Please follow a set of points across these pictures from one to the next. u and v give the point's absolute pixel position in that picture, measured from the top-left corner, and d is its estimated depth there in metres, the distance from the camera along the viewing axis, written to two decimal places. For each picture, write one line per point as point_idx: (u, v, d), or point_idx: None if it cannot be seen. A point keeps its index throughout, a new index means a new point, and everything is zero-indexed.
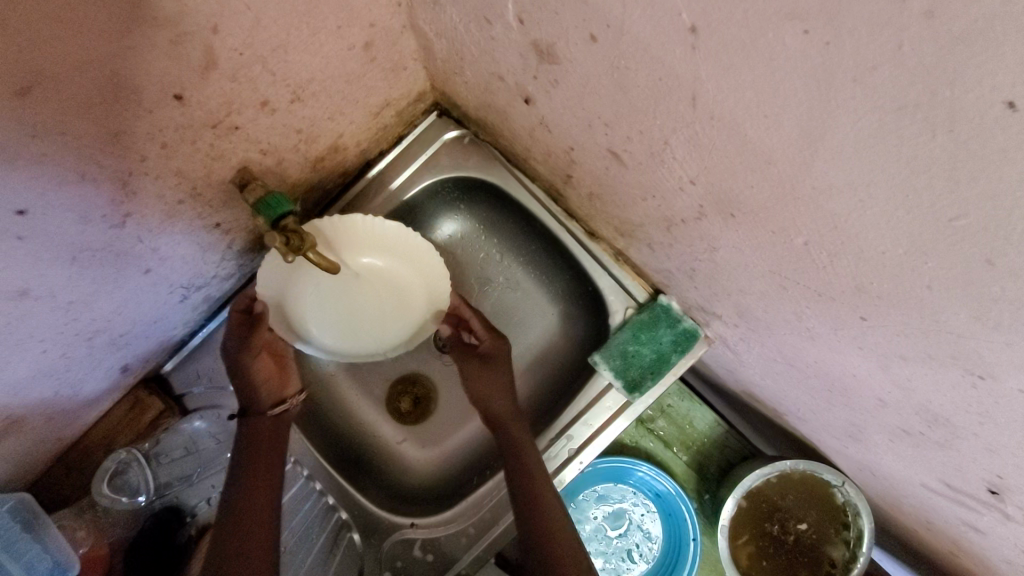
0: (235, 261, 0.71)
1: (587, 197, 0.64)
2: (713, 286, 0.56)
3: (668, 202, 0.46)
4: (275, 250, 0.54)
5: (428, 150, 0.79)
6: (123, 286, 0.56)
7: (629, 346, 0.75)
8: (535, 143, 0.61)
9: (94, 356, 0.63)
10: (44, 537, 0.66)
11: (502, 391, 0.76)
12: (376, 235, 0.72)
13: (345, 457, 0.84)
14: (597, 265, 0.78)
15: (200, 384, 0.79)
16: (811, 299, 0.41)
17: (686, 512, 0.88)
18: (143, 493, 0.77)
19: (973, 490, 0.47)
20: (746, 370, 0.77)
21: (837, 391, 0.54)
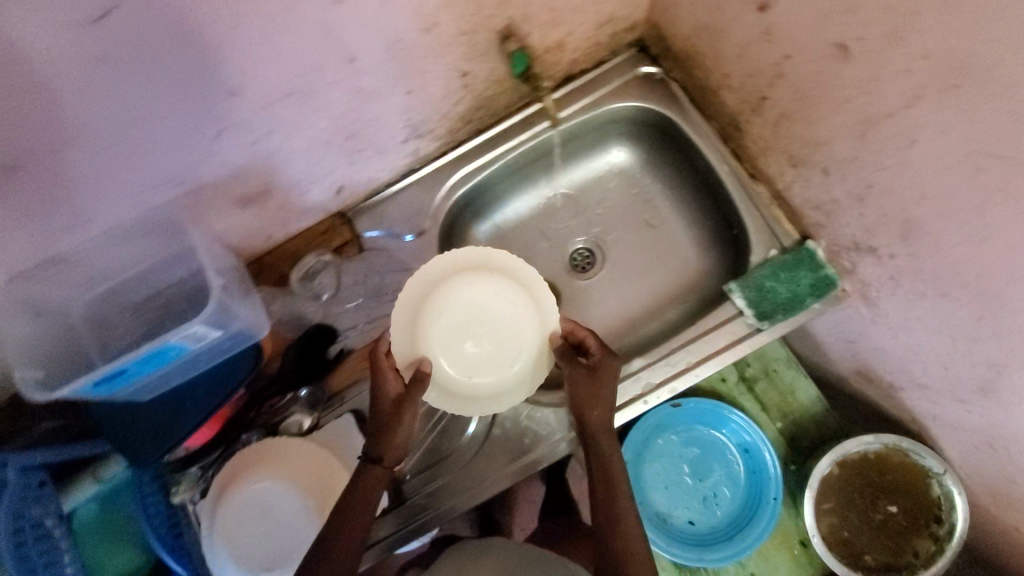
0: (450, 125, 0.84)
1: (774, 122, 0.72)
2: (886, 204, 0.63)
3: (881, 91, 0.55)
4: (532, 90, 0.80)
5: (623, 79, 0.90)
6: (389, 96, 0.70)
7: (768, 281, 0.80)
8: (742, 62, 0.71)
9: (335, 160, 0.76)
10: (247, 307, 0.75)
11: (601, 403, 0.73)
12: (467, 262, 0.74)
13: None
14: (750, 207, 0.84)
15: (381, 228, 0.91)
16: (1008, 173, 0.47)
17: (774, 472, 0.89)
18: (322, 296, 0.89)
19: None
20: (876, 332, 0.80)
21: (991, 316, 0.58)
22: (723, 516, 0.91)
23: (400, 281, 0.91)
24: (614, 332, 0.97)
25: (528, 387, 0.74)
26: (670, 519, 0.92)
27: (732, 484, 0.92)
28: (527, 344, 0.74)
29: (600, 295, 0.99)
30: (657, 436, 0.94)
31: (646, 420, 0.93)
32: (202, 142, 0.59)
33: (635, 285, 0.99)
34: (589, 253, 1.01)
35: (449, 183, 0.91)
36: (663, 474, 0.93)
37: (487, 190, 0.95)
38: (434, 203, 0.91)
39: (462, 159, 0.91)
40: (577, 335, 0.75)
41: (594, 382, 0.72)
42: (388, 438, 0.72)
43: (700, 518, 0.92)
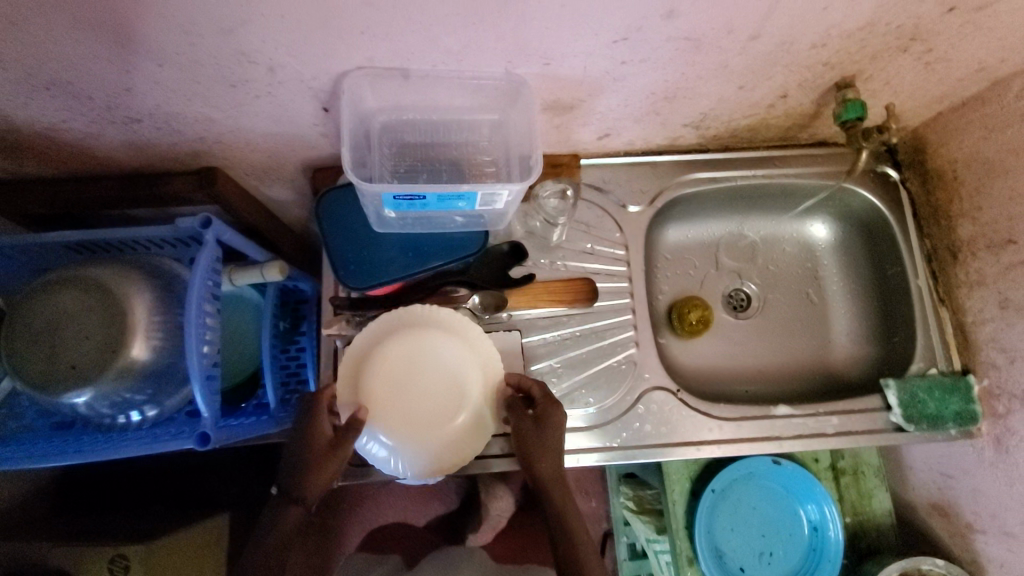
0: (721, 130, 0.90)
1: (1009, 262, 0.81)
2: None
3: None
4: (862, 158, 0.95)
5: (866, 168, 0.97)
6: (727, 83, 0.75)
7: (921, 393, 0.88)
8: (1011, 201, 0.80)
9: (634, 111, 0.81)
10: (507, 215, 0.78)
11: (549, 451, 0.75)
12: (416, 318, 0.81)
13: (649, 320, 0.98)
14: (928, 325, 0.92)
15: (603, 188, 0.95)
16: None
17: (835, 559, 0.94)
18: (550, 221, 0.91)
19: None
20: (986, 478, 0.88)
21: None
22: None
23: (602, 238, 0.94)
24: (745, 377, 1.01)
25: (475, 435, 0.78)
26: (723, 557, 0.96)
27: (791, 552, 0.97)
28: (469, 395, 0.79)
29: (744, 342, 1.02)
30: (745, 481, 0.98)
31: (744, 462, 0.98)
32: (592, 27, 0.61)
33: (779, 348, 1.02)
34: (746, 298, 1.05)
35: (679, 179, 0.97)
36: (735, 517, 0.97)
37: (698, 203, 1.00)
38: (657, 190, 0.96)
39: (699, 164, 0.97)
40: (519, 385, 0.80)
41: (539, 431, 0.76)
42: (307, 480, 0.73)
43: (749, 568, 0.96)
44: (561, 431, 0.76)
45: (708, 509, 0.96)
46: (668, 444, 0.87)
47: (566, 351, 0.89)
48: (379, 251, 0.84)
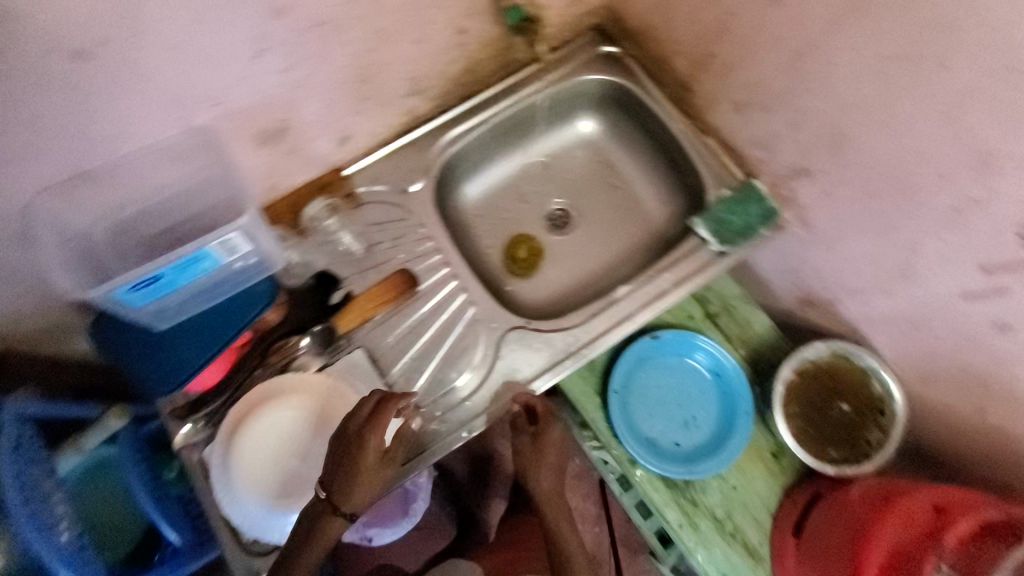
0: (443, 85, 0.94)
1: (719, 73, 0.88)
2: (815, 127, 0.79)
3: (801, 25, 0.71)
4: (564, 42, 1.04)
5: (587, 57, 1.04)
6: (398, 43, 0.79)
7: (723, 215, 0.95)
8: (690, 23, 0.87)
9: (343, 106, 0.83)
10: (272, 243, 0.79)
11: (546, 467, 0.90)
12: (262, 395, 0.84)
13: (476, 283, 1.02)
14: (702, 156, 0.99)
15: (379, 184, 0.98)
16: (903, 70, 0.63)
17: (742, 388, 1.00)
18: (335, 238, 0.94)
19: (1003, 250, 0.65)
20: (813, 254, 0.95)
21: (898, 199, 0.74)
22: (705, 433, 1.01)
23: (397, 228, 0.97)
24: (591, 278, 1.06)
25: None
26: (657, 443, 1.01)
27: (708, 403, 1.03)
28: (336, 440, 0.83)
29: (576, 249, 1.09)
30: (638, 368, 1.04)
31: (627, 351, 1.04)
32: (216, 56, 0.63)
33: (608, 239, 1.09)
34: (563, 214, 1.11)
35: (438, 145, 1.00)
36: (647, 403, 1.03)
37: (470, 158, 1.06)
38: (427, 162, 0.99)
39: (449, 123, 1.01)
40: (529, 403, 0.88)
41: (538, 449, 0.90)
42: (356, 484, 0.73)
43: (684, 439, 1.01)
44: (557, 446, 0.90)
45: (619, 409, 1.01)
46: (540, 373, 0.89)
47: (415, 343, 0.90)
48: (182, 348, 0.82)
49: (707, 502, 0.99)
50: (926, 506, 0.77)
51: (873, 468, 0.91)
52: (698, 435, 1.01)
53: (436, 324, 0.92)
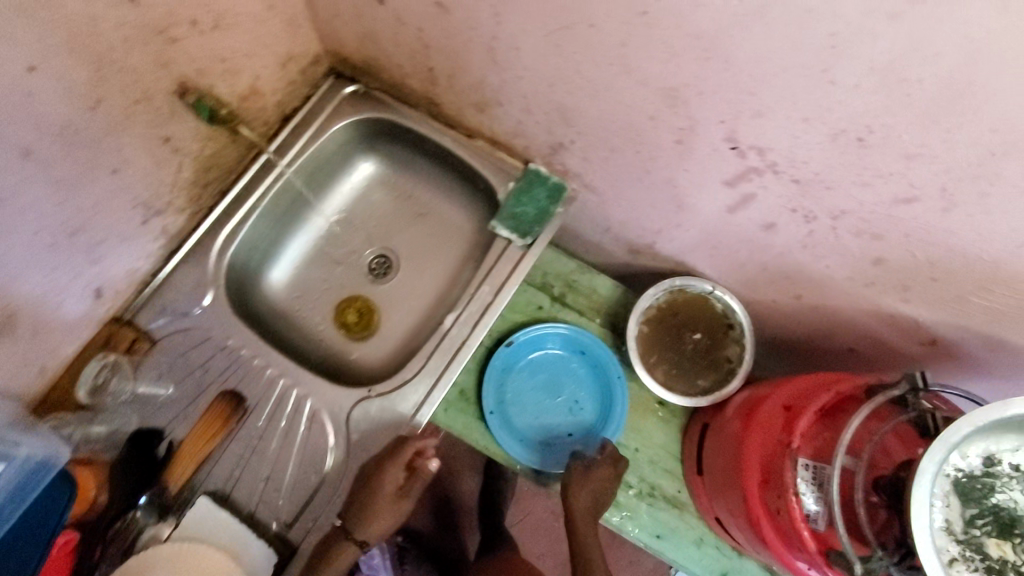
0: (186, 193, 0.87)
1: (449, 81, 0.87)
2: (545, 105, 0.79)
3: (477, 23, 0.70)
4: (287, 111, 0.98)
5: (333, 104, 1.00)
6: (95, 181, 0.72)
7: (516, 208, 0.95)
8: (400, 46, 0.85)
9: (72, 265, 0.76)
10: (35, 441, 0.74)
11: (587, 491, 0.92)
12: None
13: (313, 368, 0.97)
14: (479, 159, 0.99)
15: (163, 316, 0.90)
16: (571, 38, 0.63)
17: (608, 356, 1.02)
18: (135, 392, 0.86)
19: (731, 163, 0.68)
20: (612, 211, 0.96)
21: (639, 147, 0.75)
22: (589, 411, 1.03)
23: (201, 352, 0.89)
24: (431, 312, 1.04)
25: None
26: (551, 441, 1.02)
27: (582, 383, 1.04)
28: None
29: (405, 288, 1.06)
30: (507, 379, 1.03)
31: (490, 369, 1.02)
32: None
33: (434, 267, 1.07)
34: (383, 260, 1.08)
35: (212, 252, 0.92)
36: (528, 408, 1.03)
37: (257, 248, 0.98)
38: (207, 272, 0.92)
39: (216, 225, 0.93)
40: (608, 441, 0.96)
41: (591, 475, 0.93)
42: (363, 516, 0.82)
43: (575, 426, 1.03)
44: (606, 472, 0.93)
45: (504, 427, 1.00)
46: (399, 435, 0.85)
47: (263, 463, 0.84)
48: None
49: (624, 485, 0.99)
50: (777, 410, 0.80)
51: (740, 382, 0.95)
52: (584, 417, 1.03)
53: (273, 434, 0.85)
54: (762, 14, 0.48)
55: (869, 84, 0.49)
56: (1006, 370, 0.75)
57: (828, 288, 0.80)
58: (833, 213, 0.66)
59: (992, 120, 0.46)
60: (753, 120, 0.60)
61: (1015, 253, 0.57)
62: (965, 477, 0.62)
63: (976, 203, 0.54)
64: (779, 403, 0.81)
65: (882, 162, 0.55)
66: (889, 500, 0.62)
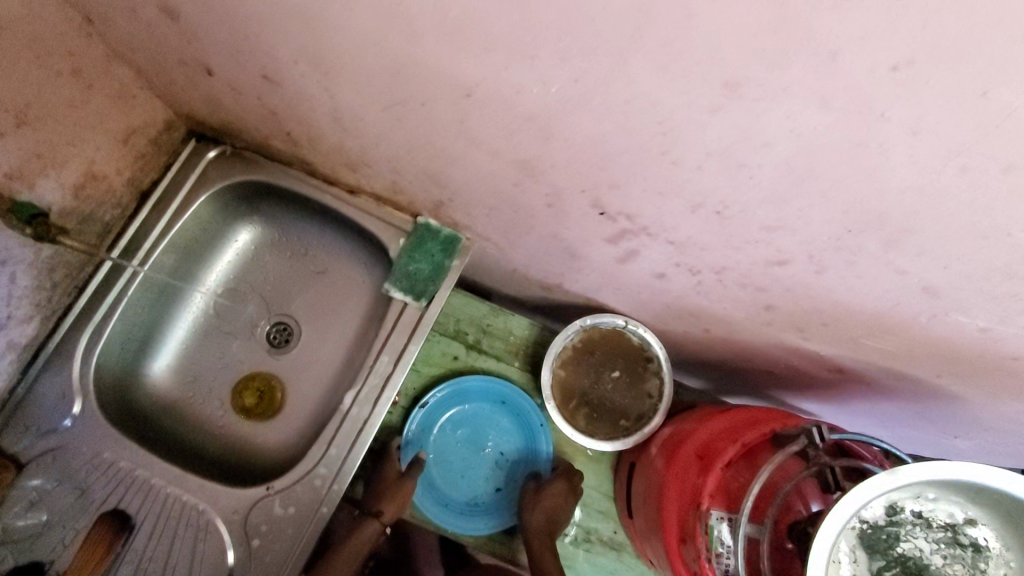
0: (29, 301, 0.78)
1: (311, 145, 0.79)
2: (410, 169, 0.72)
3: (314, 97, 0.62)
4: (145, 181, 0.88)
5: (197, 171, 0.91)
6: None
7: (408, 266, 0.88)
8: (249, 114, 0.76)
9: None
10: None
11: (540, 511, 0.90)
12: None
13: (213, 463, 0.90)
14: (365, 216, 0.91)
15: (29, 436, 0.81)
16: (409, 114, 0.57)
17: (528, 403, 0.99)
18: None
19: (606, 225, 0.63)
20: (512, 256, 0.91)
21: (515, 207, 0.69)
22: (518, 459, 1.00)
23: (78, 471, 0.81)
24: (330, 383, 0.94)
25: None
26: (479, 499, 0.97)
27: (507, 432, 1.00)
28: None
29: (305, 357, 0.97)
30: (426, 442, 0.98)
31: (406, 435, 0.97)
32: None
33: (332, 326, 0.98)
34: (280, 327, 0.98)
35: (74, 357, 0.83)
36: (451, 469, 0.98)
37: (132, 339, 0.89)
38: (72, 380, 0.83)
39: (77, 324, 0.84)
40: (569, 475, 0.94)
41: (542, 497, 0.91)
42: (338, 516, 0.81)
43: (502, 479, 0.99)
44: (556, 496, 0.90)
45: (427, 494, 0.95)
46: (304, 534, 0.80)
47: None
48: None
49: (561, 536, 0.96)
50: (691, 459, 0.77)
51: (661, 417, 0.92)
52: (513, 466, 0.99)
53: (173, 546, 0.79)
54: (584, 101, 0.43)
55: (712, 166, 0.44)
56: (910, 393, 0.73)
57: (733, 327, 0.77)
58: (716, 269, 0.62)
59: (839, 200, 0.42)
60: (613, 191, 0.55)
61: (891, 309, 0.54)
62: (868, 528, 0.57)
63: (844, 268, 0.50)
64: (693, 450, 0.78)
65: (747, 231, 0.51)
66: (801, 548, 0.60)
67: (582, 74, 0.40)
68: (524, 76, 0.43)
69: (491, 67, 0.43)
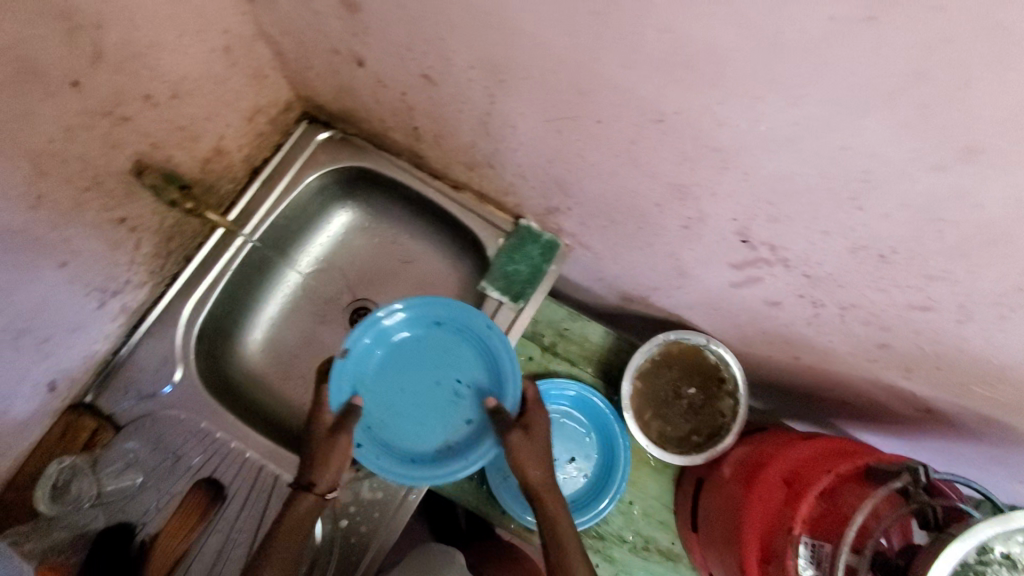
0: (146, 267, 0.80)
1: (435, 141, 0.80)
2: (538, 174, 0.73)
3: (471, 100, 0.64)
4: (261, 157, 0.91)
5: (307, 152, 0.93)
6: (41, 278, 0.64)
7: (507, 266, 0.90)
8: (380, 106, 0.78)
9: (22, 362, 0.69)
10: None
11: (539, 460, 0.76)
12: None
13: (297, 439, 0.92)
14: (466, 213, 0.93)
15: (129, 398, 0.83)
16: (574, 128, 0.58)
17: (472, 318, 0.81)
18: (90, 501, 0.79)
19: (740, 252, 0.65)
20: (606, 266, 0.92)
21: (642, 224, 0.71)
22: (482, 384, 0.82)
23: (174, 437, 0.83)
24: None
25: None
26: (452, 443, 0.80)
27: (431, 358, 0.83)
28: None
29: None
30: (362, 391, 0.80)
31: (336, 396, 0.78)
32: None
33: None
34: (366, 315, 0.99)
35: (181, 321, 0.85)
36: (390, 395, 0.81)
37: (231, 309, 0.91)
38: (174, 346, 0.85)
39: (183, 292, 0.86)
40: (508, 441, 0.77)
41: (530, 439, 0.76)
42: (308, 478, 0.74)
43: (470, 406, 0.81)
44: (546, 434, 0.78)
45: (385, 452, 0.77)
46: (390, 518, 0.82)
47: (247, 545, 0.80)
48: None
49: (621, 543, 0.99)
50: (777, 485, 0.79)
51: (735, 437, 0.94)
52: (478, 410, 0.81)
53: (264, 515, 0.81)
54: (790, 143, 0.44)
55: (900, 216, 0.46)
56: (998, 438, 0.76)
57: (829, 357, 0.79)
58: (843, 304, 0.64)
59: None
60: (767, 223, 0.57)
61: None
62: (956, 568, 0.52)
63: (992, 321, 0.52)
64: (779, 475, 0.80)
65: (902, 276, 0.53)
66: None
67: (803, 119, 0.42)
68: (735, 113, 0.44)
69: (703, 102, 0.45)
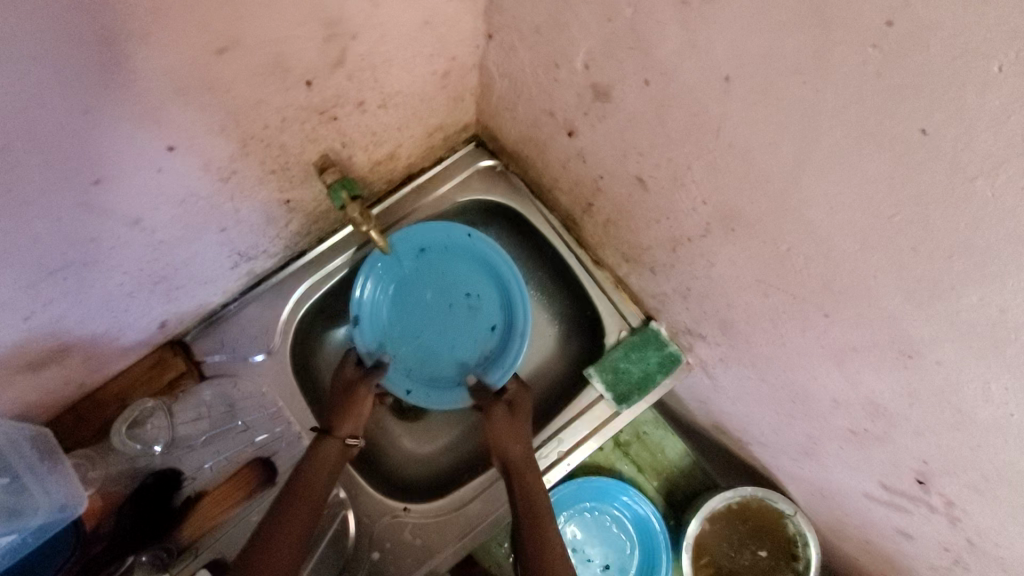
0: (284, 241, 0.79)
1: (604, 223, 0.76)
2: (704, 304, 0.68)
3: (678, 222, 0.59)
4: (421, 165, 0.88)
5: (464, 174, 0.90)
6: (200, 238, 0.64)
7: (620, 363, 0.84)
8: (566, 172, 0.74)
9: (149, 302, 0.69)
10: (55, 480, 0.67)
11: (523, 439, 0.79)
12: None
13: None
14: (597, 292, 0.88)
15: (222, 352, 0.83)
16: (786, 302, 0.52)
17: (459, 235, 0.86)
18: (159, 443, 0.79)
19: (905, 485, 0.57)
20: (720, 399, 0.86)
21: (798, 402, 0.64)
22: (485, 298, 0.89)
23: (248, 406, 0.84)
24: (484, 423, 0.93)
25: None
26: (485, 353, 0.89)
27: (437, 289, 0.88)
28: None
29: None
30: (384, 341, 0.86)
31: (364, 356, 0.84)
32: None
33: None
34: None
35: (295, 297, 0.85)
36: (408, 333, 0.87)
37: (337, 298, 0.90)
38: (278, 320, 0.84)
39: (304, 269, 0.86)
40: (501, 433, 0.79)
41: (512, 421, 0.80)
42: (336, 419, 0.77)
43: (489, 315, 0.89)
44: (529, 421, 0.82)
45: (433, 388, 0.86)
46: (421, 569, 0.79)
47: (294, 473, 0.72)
48: None
49: None
50: None
51: None
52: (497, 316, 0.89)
53: None
54: None
55: None
56: None
57: None
58: None
59: None
60: (965, 488, 0.49)
61: None
62: None
63: None
64: None
65: None
66: None
67: None
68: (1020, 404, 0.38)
69: (983, 377, 0.39)
